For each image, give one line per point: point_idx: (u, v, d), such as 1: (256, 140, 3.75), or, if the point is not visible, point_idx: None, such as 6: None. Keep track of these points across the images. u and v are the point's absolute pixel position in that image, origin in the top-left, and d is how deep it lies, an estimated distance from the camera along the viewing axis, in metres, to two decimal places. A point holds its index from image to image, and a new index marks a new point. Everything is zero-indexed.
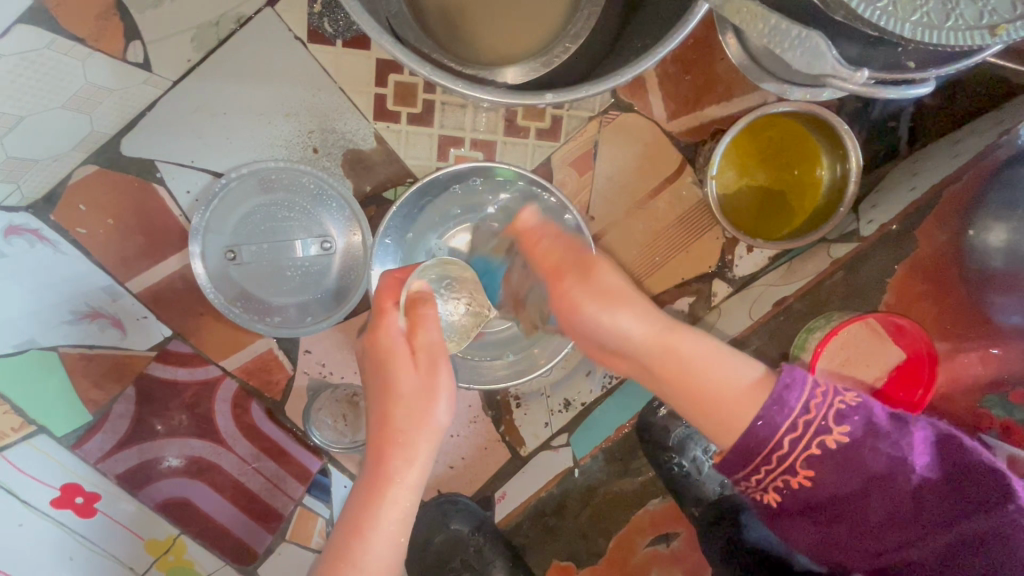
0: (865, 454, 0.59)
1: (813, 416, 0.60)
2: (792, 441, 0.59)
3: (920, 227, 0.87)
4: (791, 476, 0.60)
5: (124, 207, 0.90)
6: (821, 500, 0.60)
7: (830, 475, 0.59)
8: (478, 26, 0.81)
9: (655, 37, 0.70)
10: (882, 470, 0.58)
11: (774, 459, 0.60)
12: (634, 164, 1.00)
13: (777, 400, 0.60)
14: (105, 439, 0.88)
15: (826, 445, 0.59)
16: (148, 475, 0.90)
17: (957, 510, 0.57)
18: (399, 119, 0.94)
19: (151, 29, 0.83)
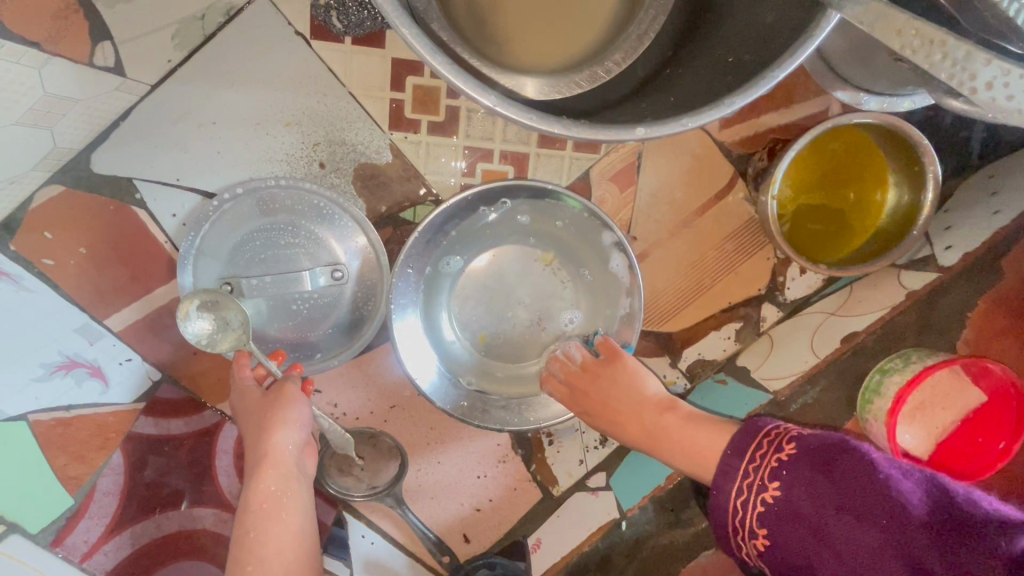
0: (797, 500, 0.56)
1: (755, 476, 0.60)
2: (742, 502, 0.59)
3: (1009, 256, 0.76)
4: (756, 539, 0.59)
5: (99, 233, 0.78)
6: (790, 566, 0.56)
7: (784, 535, 0.56)
8: (516, 21, 0.69)
9: (750, 50, 0.56)
10: (823, 518, 0.55)
11: (738, 522, 0.60)
12: (681, 178, 0.90)
13: (723, 468, 0.62)
14: (92, 525, 0.71)
15: (767, 501, 0.58)
16: (147, 563, 0.72)
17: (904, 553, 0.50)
18: (419, 129, 0.82)
19: (122, 26, 0.70)
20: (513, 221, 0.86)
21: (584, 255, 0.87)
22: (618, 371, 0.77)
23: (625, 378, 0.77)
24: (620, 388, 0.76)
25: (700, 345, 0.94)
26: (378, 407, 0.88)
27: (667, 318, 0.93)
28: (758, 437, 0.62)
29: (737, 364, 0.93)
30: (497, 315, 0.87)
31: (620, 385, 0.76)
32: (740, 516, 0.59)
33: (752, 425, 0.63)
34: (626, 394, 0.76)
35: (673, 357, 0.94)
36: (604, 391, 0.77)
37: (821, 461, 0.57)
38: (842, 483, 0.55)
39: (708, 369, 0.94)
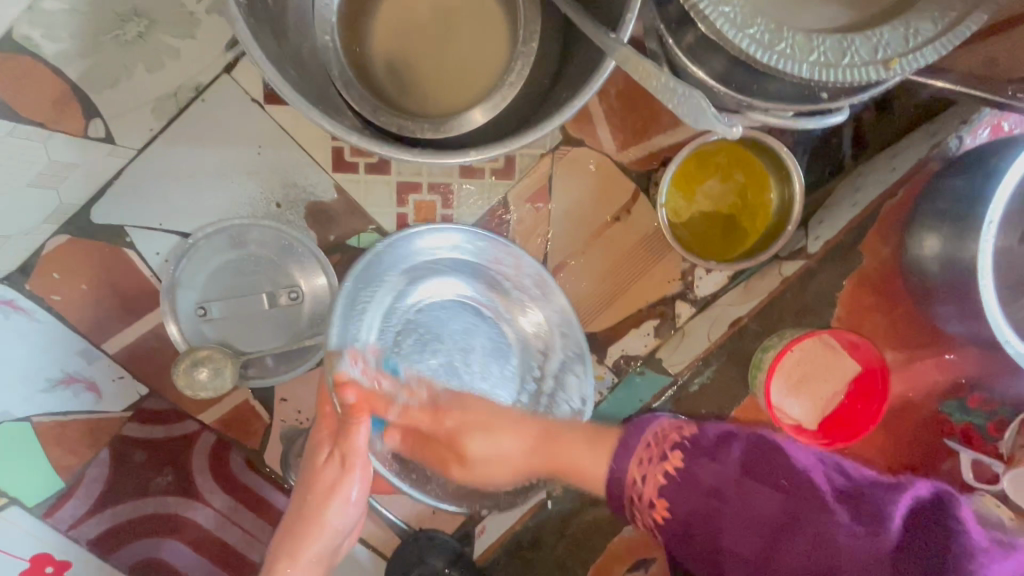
0: (698, 469, 0.61)
1: (659, 447, 0.64)
2: (643, 474, 0.63)
3: (864, 242, 0.90)
4: (654, 509, 0.62)
5: (95, 272, 0.93)
6: (684, 528, 0.61)
7: (681, 499, 0.61)
8: (420, 82, 0.85)
9: (572, 89, 0.71)
10: (721, 480, 0.60)
11: (641, 492, 0.63)
12: (589, 196, 1.03)
13: (616, 465, 0.65)
14: (78, 505, 0.90)
15: (669, 474, 0.62)
16: (119, 538, 0.91)
17: (792, 509, 0.57)
18: (357, 169, 0.98)
19: (110, 106, 0.88)
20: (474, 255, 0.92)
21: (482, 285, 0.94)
22: (464, 418, 0.77)
23: (477, 416, 0.77)
24: (494, 437, 0.75)
25: (622, 341, 1.03)
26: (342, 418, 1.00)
27: (589, 320, 1.03)
28: (652, 431, 0.66)
29: (656, 358, 1.02)
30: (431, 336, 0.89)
31: (487, 423, 0.76)
32: (642, 487, 0.63)
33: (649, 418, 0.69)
34: (483, 449, 0.75)
35: (598, 355, 1.03)
36: (474, 448, 0.76)
37: (719, 441, 0.63)
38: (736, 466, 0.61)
39: (632, 364, 1.03)
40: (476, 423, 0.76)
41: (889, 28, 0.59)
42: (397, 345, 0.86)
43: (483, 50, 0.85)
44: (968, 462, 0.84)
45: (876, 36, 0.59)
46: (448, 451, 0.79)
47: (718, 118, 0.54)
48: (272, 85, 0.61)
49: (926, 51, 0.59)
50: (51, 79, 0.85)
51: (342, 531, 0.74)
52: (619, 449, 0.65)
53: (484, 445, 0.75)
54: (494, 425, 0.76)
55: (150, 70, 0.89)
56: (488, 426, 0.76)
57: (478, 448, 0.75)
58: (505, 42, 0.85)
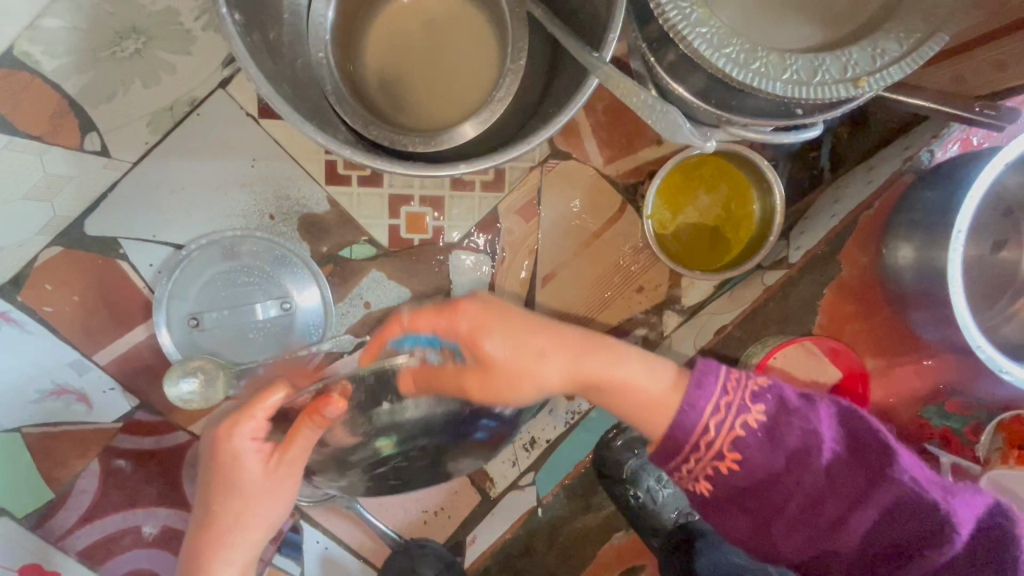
0: (766, 456, 0.62)
1: (735, 396, 0.63)
2: (717, 422, 0.62)
3: (842, 252, 0.93)
4: (723, 460, 0.62)
5: (88, 284, 0.94)
6: (756, 479, 0.62)
7: (762, 455, 0.62)
8: (413, 97, 0.88)
9: (558, 104, 0.73)
10: (788, 461, 0.62)
11: (709, 451, 0.62)
12: (577, 208, 1.05)
13: (688, 399, 0.62)
14: (68, 516, 0.91)
15: (750, 424, 0.62)
16: (107, 551, 0.93)
17: (856, 476, 0.61)
18: (350, 182, 1.00)
19: (106, 120, 0.90)
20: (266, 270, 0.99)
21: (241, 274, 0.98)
22: (480, 317, 0.66)
23: (502, 322, 0.67)
24: (519, 344, 0.66)
25: None
26: None
27: (578, 329, 1.05)
28: (725, 373, 0.64)
29: None
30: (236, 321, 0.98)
31: (506, 324, 0.67)
32: (709, 434, 0.61)
33: (715, 363, 0.64)
34: (512, 354, 0.66)
35: None
36: (487, 348, 0.65)
37: (813, 404, 0.64)
38: (821, 423, 0.63)
39: None
40: (507, 337, 0.66)
41: (857, 48, 0.62)
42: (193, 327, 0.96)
43: (473, 66, 0.88)
44: (948, 467, 0.85)
45: (845, 55, 0.62)
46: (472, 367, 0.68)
47: (693, 132, 0.56)
48: (265, 99, 0.62)
49: (893, 70, 0.62)
50: (49, 95, 0.87)
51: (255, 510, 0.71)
52: (695, 388, 0.63)
53: (497, 347, 0.66)
54: (517, 330, 0.66)
55: (147, 86, 0.90)
56: (513, 329, 0.66)
57: (495, 351, 0.66)
58: (495, 58, 0.87)
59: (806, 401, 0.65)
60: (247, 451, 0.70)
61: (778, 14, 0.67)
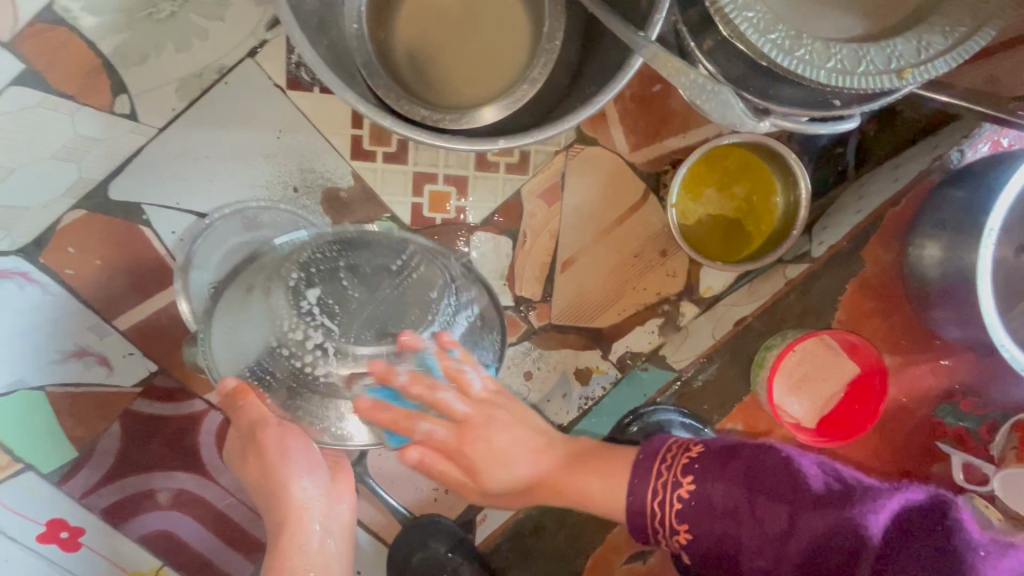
0: (710, 492, 0.70)
1: (665, 475, 0.72)
2: (659, 501, 0.72)
3: (868, 247, 0.93)
4: (678, 534, 0.71)
5: (112, 249, 0.93)
6: (711, 546, 0.70)
7: (698, 519, 0.70)
8: (443, 73, 0.87)
9: (597, 87, 0.74)
10: (728, 503, 0.69)
11: (656, 523, 0.72)
12: (600, 195, 1.05)
13: (634, 508, 0.73)
14: (90, 475, 0.92)
15: (682, 496, 0.71)
16: (129, 510, 0.93)
17: (775, 502, 0.67)
18: (374, 158, 1.00)
19: (138, 84, 0.90)
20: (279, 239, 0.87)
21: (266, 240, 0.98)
22: (488, 412, 0.78)
23: (503, 416, 0.79)
24: (500, 438, 0.78)
25: (628, 338, 1.06)
26: None
27: (594, 316, 1.05)
28: (670, 443, 0.75)
29: (660, 355, 1.04)
30: None
31: (507, 412, 0.80)
32: (660, 517, 0.72)
33: (658, 440, 0.76)
34: (506, 466, 0.78)
35: (603, 349, 1.06)
36: (478, 442, 0.77)
37: (727, 450, 0.72)
38: (726, 475, 0.70)
39: (637, 361, 1.05)
40: (504, 436, 0.78)
41: (902, 40, 0.62)
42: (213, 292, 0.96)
43: (505, 45, 0.87)
44: (959, 464, 0.87)
45: (890, 46, 0.61)
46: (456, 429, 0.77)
47: (745, 111, 0.58)
48: (309, 63, 0.62)
49: (937, 63, 0.62)
50: (85, 52, 0.87)
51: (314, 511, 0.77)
52: (634, 478, 0.73)
53: (501, 438, 0.78)
54: (516, 415, 0.80)
55: (180, 50, 0.90)
56: (484, 434, 0.77)
57: (497, 478, 0.78)
58: (528, 39, 0.87)
59: (703, 465, 0.71)
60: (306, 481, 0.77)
61: (822, 3, 0.67)
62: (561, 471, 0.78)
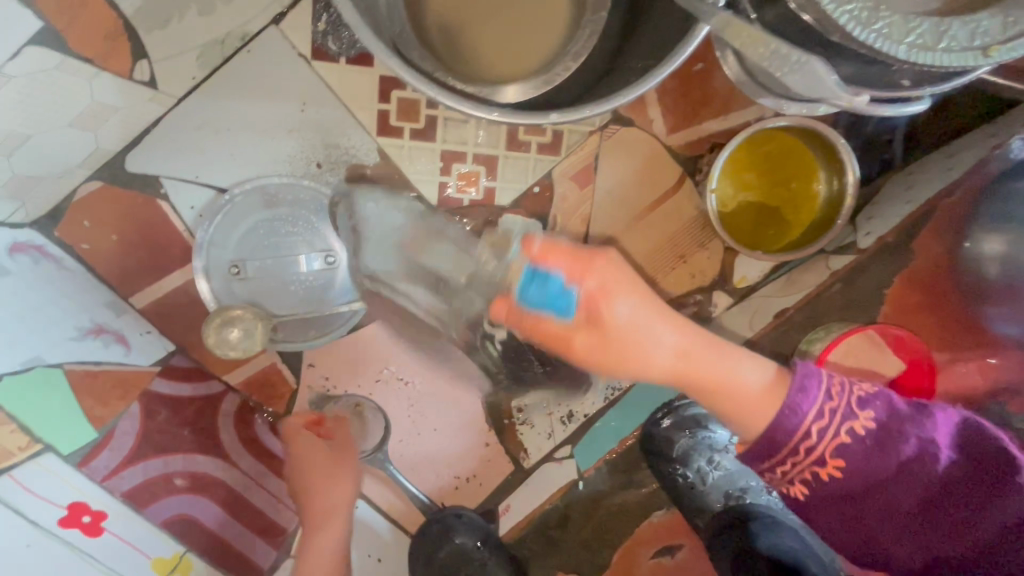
0: (890, 445, 0.60)
1: (841, 400, 0.60)
2: (823, 427, 0.59)
3: (918, 238, 0.89)
4: (823, 468, 0.60)
5: (128, 224, 0.91)
6: (858, 488, 0.60)
7: (864, 463, 0.59)
8: (478, 44, 0.82)
9: (650, 60, 0.69)
10: (897, 472, 0.60)
11: (808, 453, 0.60)
12: (633, 179, 1.01)
13: (787, 404, 0.59)
14: (112, 456, 0.78)
15: (855, 431, 0.59)
16: (153, 493, 0.81)
17: (961, 479, 0.60)
18: (402, 134, 0.95)
19: (158, 49, 0.83)
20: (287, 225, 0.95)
21: (285, 214, 0.95)
22: (609, 274, 0.58)
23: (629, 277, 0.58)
24: (623, 301, 0.57)
25: None
26: (361, 379, 0.98)
27: None
28: (853, 399, 0.60)
29: None
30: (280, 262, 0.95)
31: (620, 282, 0.58)
32: (816, 450, 0.60)
33: (814, 368, 0.61)
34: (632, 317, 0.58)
35: None
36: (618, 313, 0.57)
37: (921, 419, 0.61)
38: (935, 432, 0.61)
39: None
40: (636, 310, 0.58)
41: (988, 14, 0.57)
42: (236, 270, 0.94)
43: (544, 15, 0.83)
44: None
45: (975, 21, 0.57)
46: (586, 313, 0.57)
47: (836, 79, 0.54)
48: (353, 28, 0.58)
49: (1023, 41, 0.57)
50: (102, 11, 0.76)
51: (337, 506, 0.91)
52: (785, 390, 0.60)
53: (627, 313, 0.57)
54: (646, 296, 0.59)
55: (204, 14, 0.83)
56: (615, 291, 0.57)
57: (621, 312, 0.57)
58: (569, 10, 0.83)
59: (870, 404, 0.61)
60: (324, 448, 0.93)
61: None
62: (677, 365, 0.59)
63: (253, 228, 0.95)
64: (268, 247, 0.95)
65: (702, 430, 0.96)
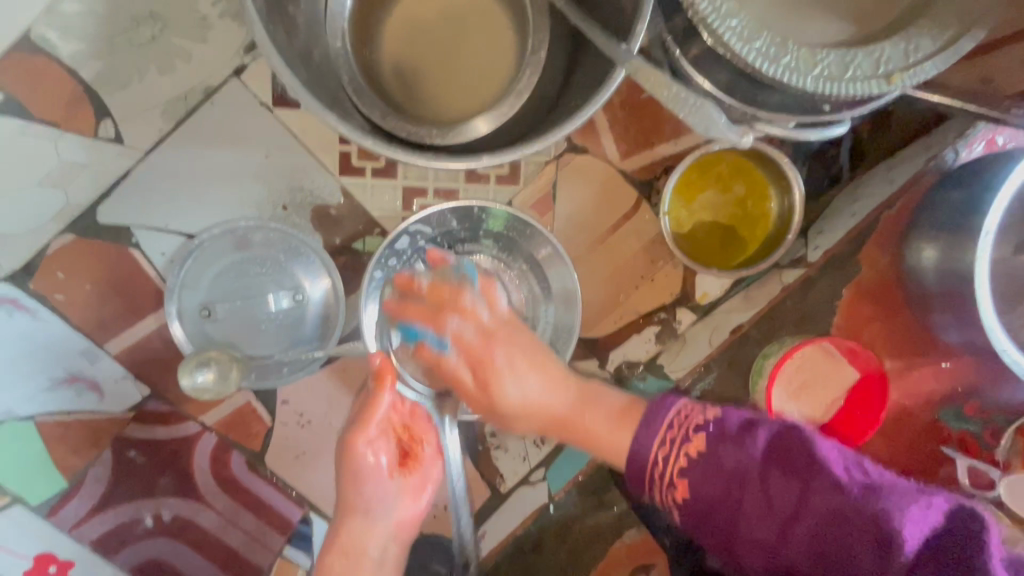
0: (723, 455, 0.68)
1: (680, 432, 0.70)
2: (664, 452, 0.70)
3: (863, 251, 0.93)
4: (675, 488, 0.69)
5: (101, 272, 0.93)
6: (705, 505, 0.68)
7: (699, 480, 0.68)
8: (431, 88, 0.86)
9: (584, 96, 0.72)
10: (739, 468, 0.68)
11: (661, 472, 0.70)
12: (593, 204, 1.04)
13: (636, 445, 0.71)
14: (80, 504, 0.92)
15: (689, 456, 0.69)
16: (125, 538, 0.93)
17: (795, 492, 0.65)
18: (364, 173, 0.99)
19: (121, 107, 0.90)
20: (261, 263, 0.98)
21: (254, 256, 0.98)
22: (510, 345, 0.74)
23: (523, 343, 0.75)
24: (512, 376, 0.73)
25: (623, 348, 1.04)
26: (336, 417, 1.00)
27: (590, 326, 1.04)
28: (674, 411, 0.72)
29: (656, 363, 1.03)
30: (250, 303, 0.97)
31: (525, 350, 0.75)
32: (664, 469, 0.70)
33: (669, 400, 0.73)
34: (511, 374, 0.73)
35: (600, 359, 1.03)
36: (510, 394, 0.73)
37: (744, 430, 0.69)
38: (756, 444, 0.69)
39: (633, 370, 1.03)
40: (506, 357, 0.73)
41: (890, 43, 0.60)
42: (206, 312, 0.96)
43: (490, 53, 0.86)
44: (965, 469, 0.85)
45: (878, 51, 0.60)
46: (472, 361, 0.74)
47: (728, 122, 0.56)
48: (287, 87, 0.61)
49: (926, 67, 0.61)
50: (67, 81, 0.87)
51: (377, 508, 0.83)
52: (642, 427, 0.71)
53: (519, 393, 0.74)
54: (544, 366, 0.75)
55: (164, 73, 0.90)
56: (493, 374, 0.73)
57: (511, 394, 0.73)
58: (513, 50, 0.86)
59: (744, 428, 0.70)
60: (382, 460, 0.84)
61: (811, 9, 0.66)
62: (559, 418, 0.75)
63: (222, 271, 0.97)
64: (238, 288, 0.97)
65: None
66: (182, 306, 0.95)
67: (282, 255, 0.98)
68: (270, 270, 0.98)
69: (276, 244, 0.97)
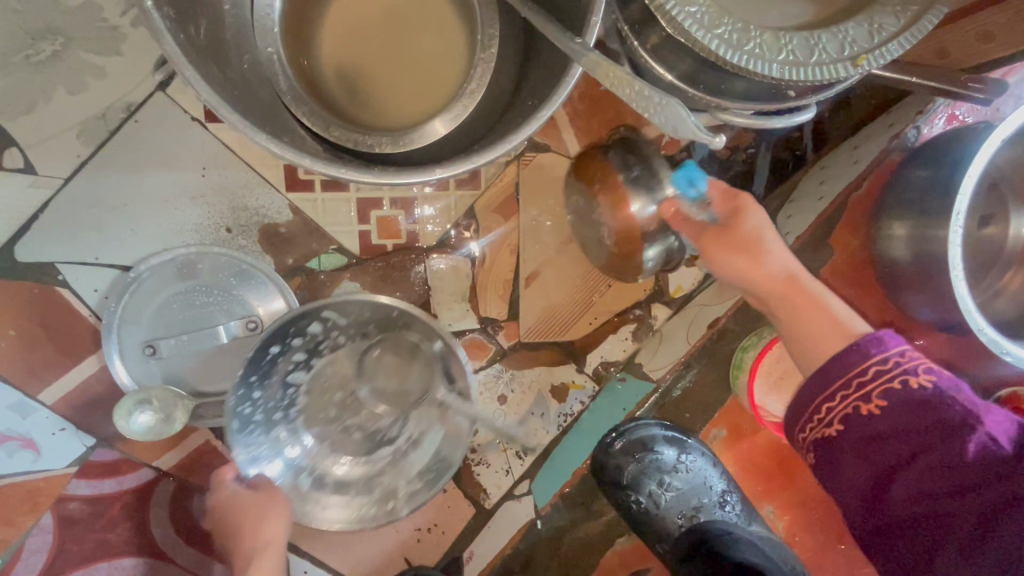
0: (944, 406, 0.56)
1: (912, 363, 0.57)
2: (875, 371, 0.58)
3: (835, 235, 0.93)
4: (867, 402, 0.58)
5: (24, 317, 0.85)
6: (892, 442, 0.57)
7: (899, 416, 0.57)
8: (377, 93, 0.79)
9: (540, 96, 0.67)
10: (961, 435, 0.54)
11: (850, 389, 0.59)
12: (559, 204, 0.99)
13: (851, 348, 0.59)
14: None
15: (902, 388, 0.57)
16: None
17: None
18: (313, 187, 0.92)
19: (29, 134, 0.82)
20: (207, 291, 0.90)
21: (196, 284, 0.89)
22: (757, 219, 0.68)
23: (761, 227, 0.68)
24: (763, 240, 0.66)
25: (601, 348, 1.00)
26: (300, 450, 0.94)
27: (565, 330, 0.99)
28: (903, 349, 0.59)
29: (635, 363, 1.00)
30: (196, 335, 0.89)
31: (737, 231, 0.67)
32: (861, 382, 0.58)
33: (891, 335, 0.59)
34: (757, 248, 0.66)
35: (578, 363, 0.99)
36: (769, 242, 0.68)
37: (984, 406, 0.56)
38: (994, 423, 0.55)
39: (613, 370, 1.00)
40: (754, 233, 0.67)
41: (853, 24, 0.58)
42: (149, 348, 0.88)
43: (438, 48, 0.80)
44: None
45: (842, 32, 0.57)
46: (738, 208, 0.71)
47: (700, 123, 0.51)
48: (208, 105, 0.54)
49: (891, 47, 0.58)
50: None
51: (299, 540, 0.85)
52: (866, 342, 0.59)
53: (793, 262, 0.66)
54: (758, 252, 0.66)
55: (74, 92, 0.83)
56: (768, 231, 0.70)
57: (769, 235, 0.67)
58: (463, 41, 0.80)
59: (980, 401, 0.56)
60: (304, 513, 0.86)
61: None
62: (786, 281, 0.64)
63: (165, 303, 0.89)
64: (182, 319, 0.89)
65: (649, 454, 0.98)
66: (122, 343, 0.87)
67: (231, 281, 0.90)
68: (216, 298, 0.90)
69: (220, 269, 0.90)
